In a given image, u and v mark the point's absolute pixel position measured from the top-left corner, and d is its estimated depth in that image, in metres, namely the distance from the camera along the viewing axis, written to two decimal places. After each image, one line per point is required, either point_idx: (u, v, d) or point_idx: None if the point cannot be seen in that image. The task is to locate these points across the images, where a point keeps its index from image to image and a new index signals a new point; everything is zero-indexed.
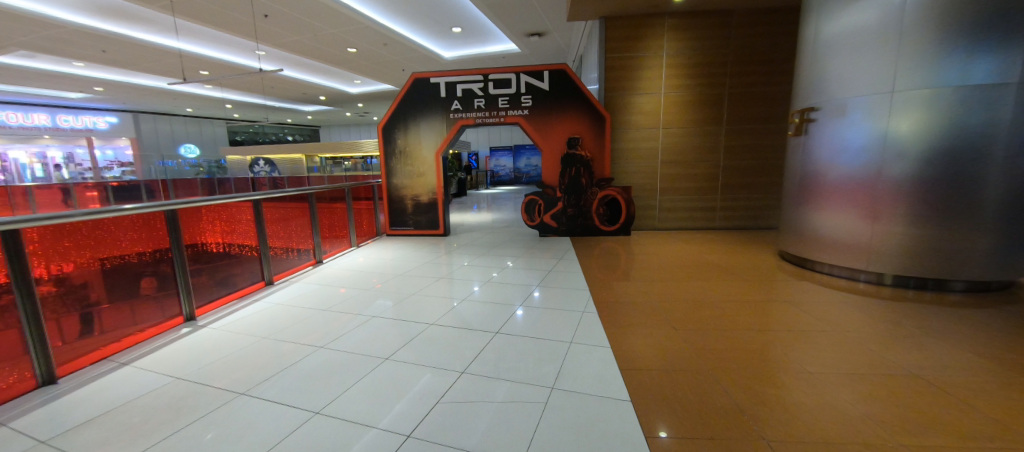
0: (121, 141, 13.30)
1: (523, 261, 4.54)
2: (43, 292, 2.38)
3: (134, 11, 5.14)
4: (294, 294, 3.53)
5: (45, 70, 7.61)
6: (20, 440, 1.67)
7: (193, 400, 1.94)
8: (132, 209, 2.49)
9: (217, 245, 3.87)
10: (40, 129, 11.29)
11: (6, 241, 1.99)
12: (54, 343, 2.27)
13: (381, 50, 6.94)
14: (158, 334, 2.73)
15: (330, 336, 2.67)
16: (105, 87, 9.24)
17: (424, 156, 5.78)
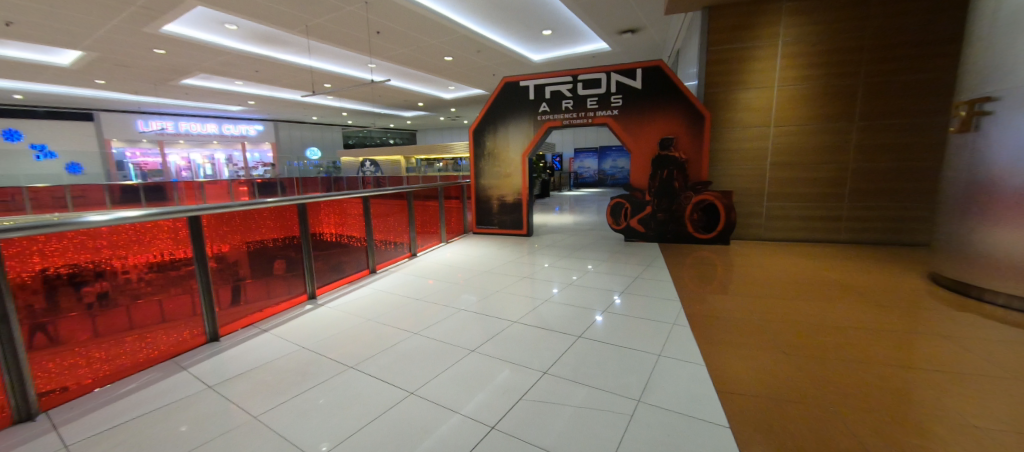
0: (265, 146, 15.95)
1: (606, 266, 4.41)
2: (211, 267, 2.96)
3: (280, 37, 6.13)
4: (392, 283, 3.90)
5: (217, 89, 9.50)
6: (195, 383, 2.11)
7: (313, 369, 2.25)
8: (273, 202, 2.98)
9: (330, 236, 4.16)
10: (211, 136, 14.26)
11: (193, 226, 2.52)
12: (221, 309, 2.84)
13: (475, 56, 7.29)
14: (288, 308, 3.24)
15: (422, 324, 2.89)
16: (256, 101, 11.19)
17: (511, 157, 5.94)
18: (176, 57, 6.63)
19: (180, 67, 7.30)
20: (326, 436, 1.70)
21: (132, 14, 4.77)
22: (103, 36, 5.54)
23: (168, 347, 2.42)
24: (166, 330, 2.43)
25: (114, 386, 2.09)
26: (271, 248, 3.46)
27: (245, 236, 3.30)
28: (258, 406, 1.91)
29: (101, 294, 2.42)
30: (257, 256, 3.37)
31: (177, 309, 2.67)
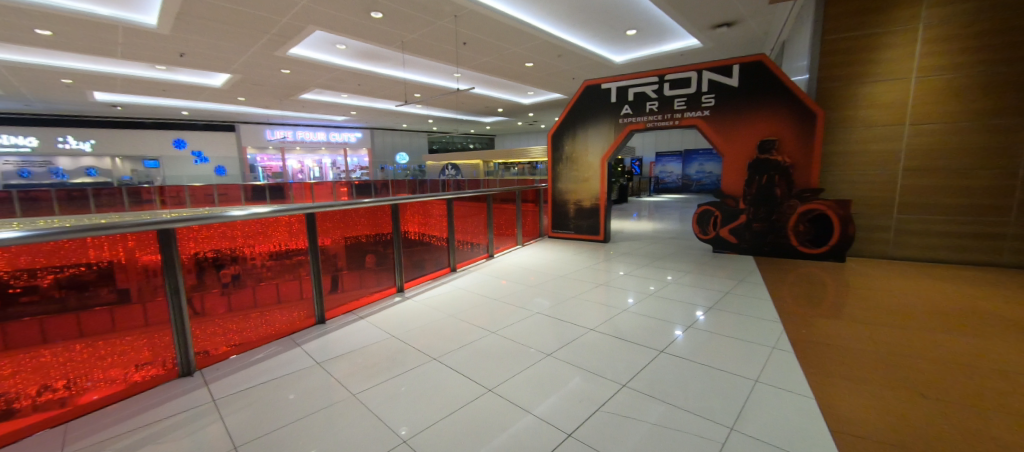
0: (363, 151, 17.62)
1: (690, 278, 4.11)
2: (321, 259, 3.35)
3: (381, 53, 6.77)
4: (471, 282, 4.07)
5: (327, 101, 10.80)
6: (305, 359, 2.42)
7: (402, 356, 2.44)
8: (371, 202, 3.29)
9: (415, 234, 4.20)
10: (320, 143, 16.10)
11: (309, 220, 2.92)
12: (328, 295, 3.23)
13: (556, 61, 7.31)
14: (379, 298, 3.57)
15: (498, 324, 2.97)
16: (357, 111, 12.51)
17: (590, 162, 5.84)
18: (297, 75, 7.68)
19: (300, 84, 8.46)
20: (413, 422, 1.83)
21: (267, 40, 5.65)
22: (245, 61, 6.64)
23: (284, 325, 2.81)
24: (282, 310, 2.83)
25: (244, 355, 2.48)
26: (364, 243, 3.66)
27: (341, 231, 3.47)
28: (356, 385, 2.13)
29: (234, 275, 2.73)
30: (352, 249, 3.56)
31: (290, 291, 3.00)
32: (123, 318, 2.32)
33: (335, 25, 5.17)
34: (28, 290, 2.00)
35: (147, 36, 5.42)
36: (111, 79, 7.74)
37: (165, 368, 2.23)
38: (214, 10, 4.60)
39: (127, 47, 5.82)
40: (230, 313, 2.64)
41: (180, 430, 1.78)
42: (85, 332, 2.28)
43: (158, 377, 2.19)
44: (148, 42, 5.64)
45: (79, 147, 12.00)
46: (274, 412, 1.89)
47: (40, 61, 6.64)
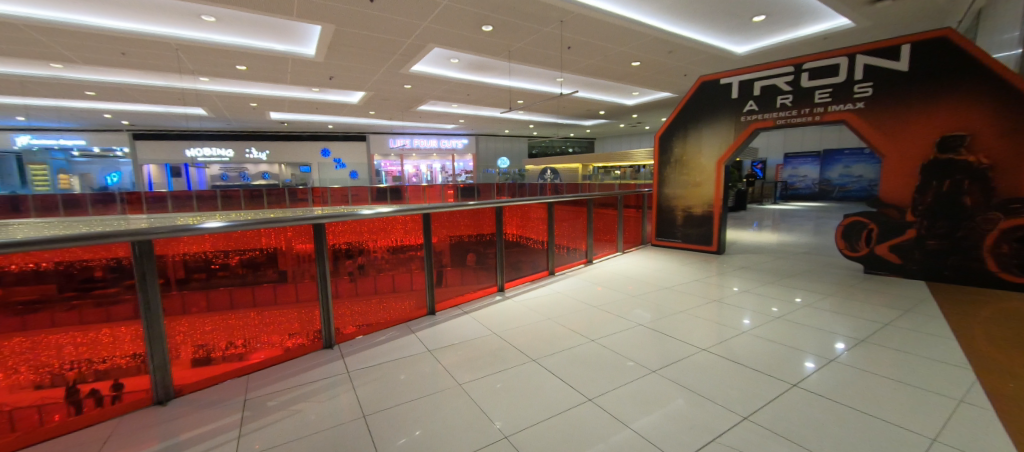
0: (468, 157, 18.82)
1: (830, 301, 3.46)
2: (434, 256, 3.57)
3: (490, 63, 7.18)
4: (569, 287, 4.04)
5: (440, 112, 11.81)
6: (418, 346, 2.66)
7: (503, 353, 2.54)
8: (477, 205, 3.46)
9: (513, 236, 4.14)
10: (432, 149, 17.75)
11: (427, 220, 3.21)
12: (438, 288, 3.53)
13: (666, 58, 6.86)
14: (482, 296, 3.77)
15: (596, 331, 2.89)
16: (465, 119, 13.42)
17: (703, 165, 5.34)
18: (417, 89, 8.57)
19: (419, 97, 9.41)
20: (512, 420, 1.87)
21: (395, 60, 6.41)
22: (377, 79, 7.65)
23: (396, 314, 3.14)
24: (396, 298, 3.15)
25: (370, 336, 2.84)
26: (466, 242, 3.69)
27: (448, 230, 3.55)
28: (463, 375, 2.27)
29: (358, 266, 3.01)
30: (455, 249, 3.61)
31: (404, 282, 3.21)
32: (278, 295, 2.77)
33: (451, 41, 5.63)
34: (222, 267, 2.77)
35: (307, 64, 6.59)
36: (282, 101, 9.62)
37: (309, 340, 2.66)
38: (356, 37, 5.37)
39: (294, 74, 7.17)
40: (356, 297, 2.92)
41: (323, 394, 2.10)
42: (254, 301, 2.85)
43: (301, 347, 2.61)
44: (308, 69, 6.85)
45: (258, 156, 15.14)
46: (395, 389, 2.13)
47: (238, 90, 8.57)
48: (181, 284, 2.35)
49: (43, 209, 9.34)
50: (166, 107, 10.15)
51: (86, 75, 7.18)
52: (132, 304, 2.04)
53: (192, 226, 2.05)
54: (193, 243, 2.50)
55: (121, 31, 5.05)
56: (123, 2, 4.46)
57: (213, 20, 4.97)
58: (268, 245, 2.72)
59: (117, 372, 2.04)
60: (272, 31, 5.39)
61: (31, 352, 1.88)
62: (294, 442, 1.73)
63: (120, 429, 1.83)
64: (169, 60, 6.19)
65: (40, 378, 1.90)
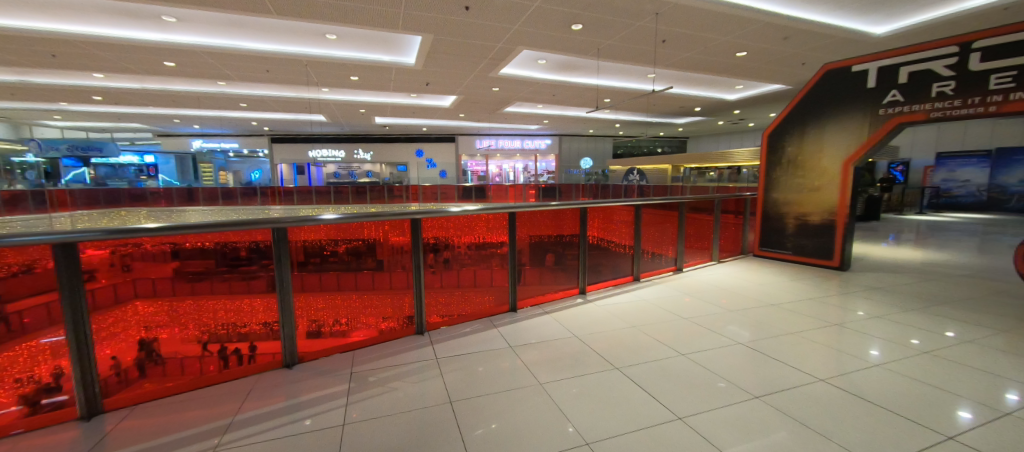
0: (551, 157, 18.81)
1: (1002, 339, 2.75)
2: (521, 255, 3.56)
3: (578, 63, 7.10)
4: (655, 294, 3.81)
5: (525, 113, 12.00)
6: (499, 341, 2.74)
7: (583, 357, 2.50)
8: (559, 205, 3.43)
9: (595, 238, 3.98)
10: (516, 149, 18.17)
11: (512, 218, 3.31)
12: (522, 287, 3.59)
13: (779, 45, 6.08)
14: (563, 297, 3.75)
15: (686, 345, 2.68)
16: (549, 120, 13.47)
17: (825, 166, 4.64)
18: (505, 91, 8.82)
19: (505, 99, 9.70)
20: (593, 427, 1.82)
21: (485, 64, 6.66)
22: (468, 83, 8.06)
23: (477, 309, 3.25)
24: (477, 292, 3.26)
25: (457, 327, 3.01)
26: (546, 243, 3.64)
27: (528, 230, 3.51)
28: (545, 375, 2.28)
29: (447, 260, 3.14)
30: (535, 248, 3.58)
31: (484, 278, 3.31)
32: (376, 280, 3.01)
33: (540, 43, 5.68)
34: (333, 255, 2.91)
35: (407, 72, 7.16)
36: (384, 107, 10.63)
37: (401, 326, 2.89)
38: (451, 44, 5.70)
39: (396, 82, 7.89)
40: (441, 288, 3.07)
41: (415, 376, 2.28)
42: (354, 286, 2.96)
43: (394, 330, 2.86)
44: (409, 77, 7.48)
45: (364, 156, 17.02)
46: (479, 380, 2.22)
47: (351, 98, 9.70)
48: (302, 266, 2.58)
49: (210, 199, 11.89)
50: (296, 114, 11.91)
51: (241, 90, 8.74)
52: (267, 279, 2.42)
53: (314, 218, 2.38)
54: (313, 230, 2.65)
55: (265, 51, 6.03)
56: (270, 27, 5.32)
57: (335, 38, 5.69)
58: (369, 235, 2.97)
59: (252, 337, 2.46)
60: (380, 44, 6.00)
61: (191, 313, 2.31)
62: (390, 416, 1.91)
63: (260, 384, 2.20)
64: (301, 74, 7.24)
65: (198, 333, 2.34)
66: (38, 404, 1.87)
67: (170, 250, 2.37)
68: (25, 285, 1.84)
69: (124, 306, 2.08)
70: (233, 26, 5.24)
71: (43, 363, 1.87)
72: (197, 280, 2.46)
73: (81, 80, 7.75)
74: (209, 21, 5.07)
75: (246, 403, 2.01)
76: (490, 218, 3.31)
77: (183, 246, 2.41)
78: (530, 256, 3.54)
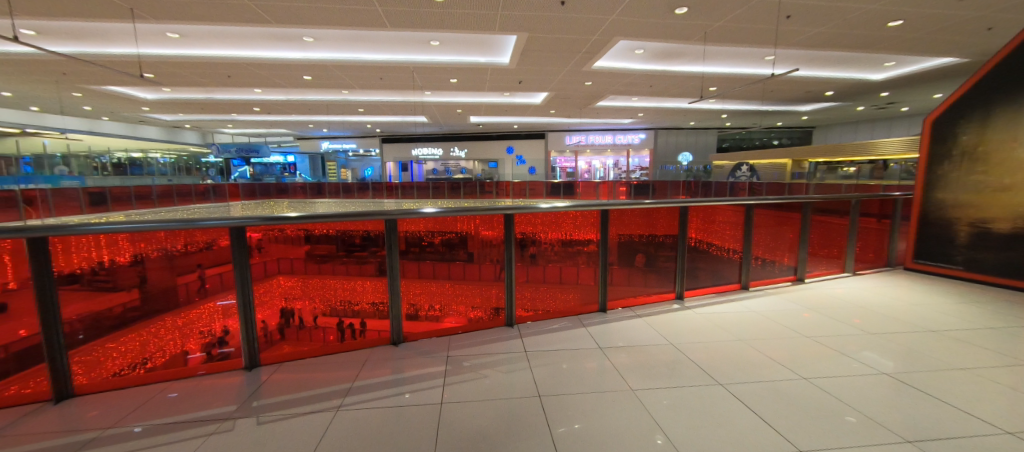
0: (644, 152, 17.56)
1: None
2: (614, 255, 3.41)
3: (681, 50, 6.59)
4: (767, 306, 3.37)
5: (617, 107, 11.52)
6: (588, 341, 2.68)
7: (679, 366, 2.33)
8: (655, 203, 3.24)
9: (696, 239, 3.65)
10: (607, 144, 17.54)
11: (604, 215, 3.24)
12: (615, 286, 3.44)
13: (953, 8, 4.87)
14: (659, 301, 3.51)
15: (808, 367, 2.33)
16: (644, 113, 12.76)
17: (1019, 159, 3.64)
18: (597, 85, 8.58)
19: (598, 93, 9.43)
20: (690, 442, 1.70)
21: (579, 58, 6.54)
22: (561, 79, 8.02)
23: (562, 307, 3.22)
24: (562, 289, 3.24)
25: (547, 322, 3.02)
26: (636, 242, 3.45)
27: (620, 228, 3.36)
28: (637, 381, 2.18)
29: (537, 255, 3.17)
30: (624, 248, 3.41)
31: (570, 276, 3.28)
32: (467, 273, 3.01)
33: (639, 31, 5.39)
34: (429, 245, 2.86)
35: (501, 72, 7.38)
36: (479, 106, 11.13)
37: (488, 317, 3.00)
38: (545, 41, 5.72)
39: (491, 82, 8.19)
40: (527, 282, 3.12)
41: (507, 366, 2.35)
42: (448, 276, 2.94)
43: (480, 320, 2.97)
44: (502, 76, 7.72)
45: (460, 154, 18.10)
46: (568, 378, 2.21)
47: (450, 99, 10.37)
48: (408, 255, 2.78)
49: (334, 193, 13.75)
50: (402, 117, 13.13)
51: (359, 97, 9.93)
52: (376, 264, 2.72)
53: (419, 211, 2.59)
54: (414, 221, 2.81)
55: (380, 61, 6.75)
56: (384, 39, 5.94)
57: (438, 44, 6.12)
58: (462, 229, 2.95)
59: (362, 315, 2.72)
60: (479, 46, 6.28)
61: (318, 290, 2.68)
62: (482, 401, 2.01)
63: (372, 357, 2.48)
64: (408, 80, 7.96)
65: (323, 308, 2.70)
66: (214, 354, 2.37)
67: (303, 235, 2.62)
68: (209, 257, 2.35)
69: (271, 280, 2.54)
70: (356, 40, 5.96)
71: (216, 321, 2.38)
72: (323, 262, 2.72)
73: (245, 95, 9.56)
74: (337, 38, 5.84)
75: (362, 371, 2.29)
76: (578, 215, 3.25)
77: (315, 231, 2.64)
78: (622, 256, 3.39)
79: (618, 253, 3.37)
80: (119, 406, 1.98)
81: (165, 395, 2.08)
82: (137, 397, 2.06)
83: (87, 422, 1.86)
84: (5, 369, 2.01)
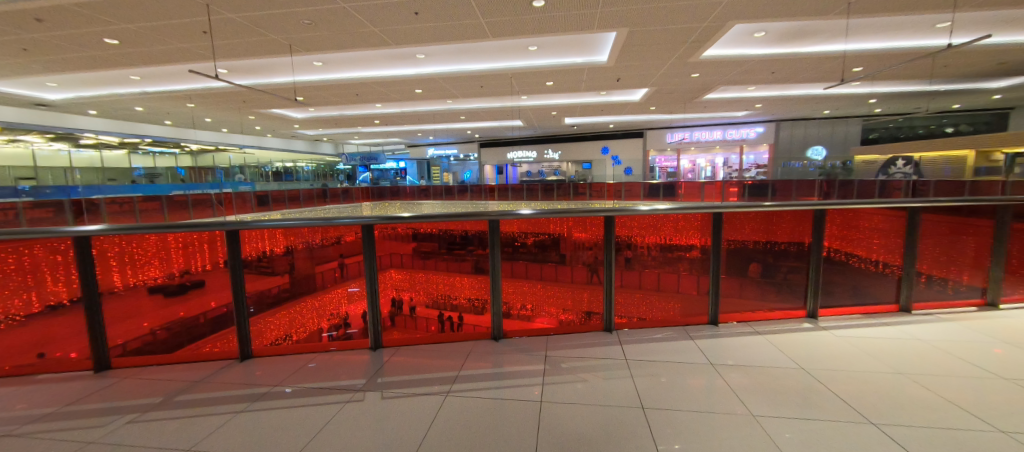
0: (761, 147, 15.61)
1: None
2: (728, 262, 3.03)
3: (814, 27, 5.67)
4: (938, 334, 2.70)
5: (730, 98, 10.37)
6: (697, 355, 2.46)
7: (811, 396, 2.01)
8: (781, 205, 2.82)
9: (833, 248, 3.10)
10: (715, 141, 15.82)
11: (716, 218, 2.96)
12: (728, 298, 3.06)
13: None
14: (784, 318, 3.04)
15: (1010, 419, 1.80)
16: (763, 103, 11.28)
17: None
18: (705, 76, 7.85)
19: (707, 85, 8.62)
20: None
21: (686, 49, 6.07)
22: (664, 73, 7.53)
23: (661, 316, 3.00)
24: (661, 297, 3.03)
25: (649, 331, 2.85)
26: (750, 250, 3.06)
27: (734, 233, 3.01)
28: (757, 406, 1.94)
29: (637, 259, 3.02)
30: (736, 255, 3.04)
31: (669, 283, 3.07)
32: (559, 274, 3.01)
33: (760, 12, 4.78)
34: (525, 246, 2.92)
35: (598, 71, 7.22)
36: (574, 107, 11.04)
37: (579, 320, 2.94)
38: (649, 34, 5.43)
39: (588, 82, 8.06)
40: (623, 288, 2.98)
41: (606, 372, 2.29)
42: (541, 276, 2.96)
43: (572, 323, 2.93)
44: (600, 75, 7.53)
45: (553, 156, 18.21)
46: (674, 393, 2.06)
47: (546, 102, 10.47)
48: (507, 254, 2.88)
49: (438, 195, 14.95)
50: (499, 122, 13.67)
51: (462, 105, 10.63)
52: (474, 262, 2.89)
53: (518, 212, 2.66)
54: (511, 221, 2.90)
55: (481, 70, 7.14)
56: (487, 49, 6.26)
57: (536, 48, 6.22)
58: (554, 230, 2.95)
59: (461, 309, 2.88)
60: (577, 46, 6.23)
61: (423, 284, 2.87)
62: (581, 405, 1.98)
63: (474, 349, 2.63)
64: (507, 86, 8.26)
65: (426, 300, 2.89)
66: (342, 334, 2.75)
67: (412, 233, 2.88)
68: (342, 250, 2.74)
69: (384, 273, 2.79)
70: (461, 53, 6.40)
71: (346, 305, 2.76)
72: (427, 258, 2.94)
73: (369, 110, 10.95)
74: (445, 52, 6.33)
75: (466, 362, 2.45)
76: (679, 218, 3.03)
77: (421, 230, 2.87)
78: (736, 264, 3.04)
79: (731, 260, 3.03)
80: (278, 369, 2.43)
81: (308, 364, 2.49)
82: (290, 365, 2.49)
83: (259, 379, 2.32)
84: (202, 332, 2.60)
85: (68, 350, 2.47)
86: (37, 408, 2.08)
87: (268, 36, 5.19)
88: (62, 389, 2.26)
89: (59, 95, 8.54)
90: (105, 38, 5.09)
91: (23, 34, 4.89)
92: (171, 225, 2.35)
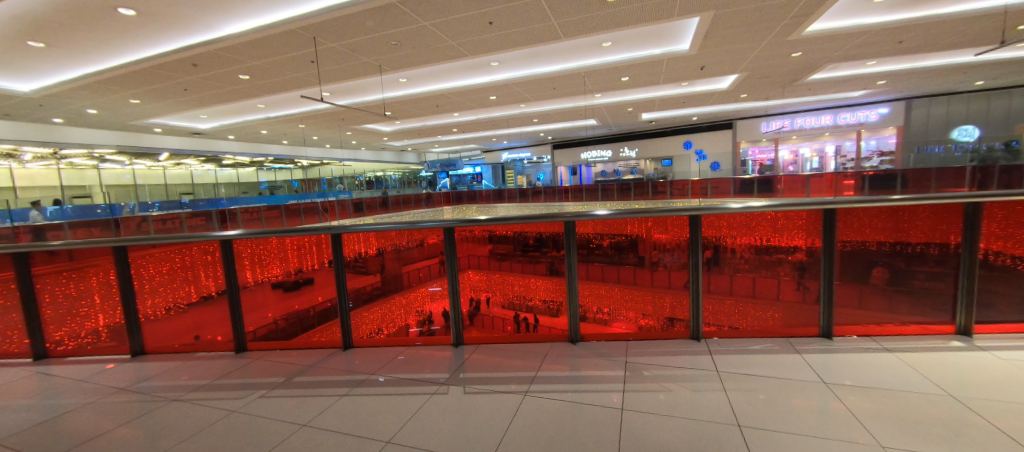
0: (886, 132, 13.19)
1: None
2: (842, 268, 2.60)
3: None
4: None
5: (842, 77, 8.98)
6: (805, 372, 2.16)
7: (964, 431, 1.64)
8: (913, 200, 2.37)
9: (993, 251, 2.49)
10: (824, 128, 13.81)
11: (826, 217, 2.58)
12: (847, 308, 2.61)
13: None
14: (924, 334, 2.53)
15: None
16: (888, 79, 9.57)
17: None
18: (810, 54, 6.89)
19: (811, 64, 7.57)
20: None
21: (784, 26, 5.42)
22: (756, 56, 6.80)
23: (758, 326, 2.70)
24: (756, 305, 2.73)
25: (744, 342, 2.58)
26: (871, 252, 2.61)
27: (851, 232, 2.60)
28: (887, 435, 1.64)
29: (726, 262, 2.75)
30: (854, 258, 2.61)
31: (767, 289, 2.75)
32: (639, 277, 2.88)
33: None
34: (600, 249, 2.85)
35: (679, 60, 6.74)
36: (652, 102, 10.49)
37: (661, 326, 2.77)
38: (738, 15, 4.93)
39: (667, 74, 7.61)
40: (712, 294, 2.74)
41: (692, 383, 2.13)
42: (618, 279, 2.85)
43: (653, 329, 2.77)
44: (680, 65, 7.05)
45: (630, 154, 17.59)
46: (777, 413, 1.83)
47: (621, 98, 10.09)
48: (585, 256, 2.83)
49: (513, 197, 15.31)
50: (573, 122, 13.52)
51: (534, 108, 10.76)
52: (548, 264, 2.89)
53: (593, 214, 2.58)
54: (587, 223, 2.84)
55: (552, 72, 7.12)
56: (560, 50, 6.26)
57: (609, 44, 6.08)
58: (632, 232, 2.83)
59: (535, 311, 2.90)
60: (654, 38, 5.91)
61: (499, 285, 2.95)
62: (664, 416, 1.87)
63: (552, 351, 2.64)
64: (579, 86, 8.16)
65: (502, 300, 2.96)
66: (427, 330, 2.94)
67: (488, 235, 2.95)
68: (424, 251, 2.96)
69: (463, 273, 2.92)
70: (534, 56, 6.47)
71: (429, 304, 2.96)
72: (502, 260, 2.95)
73: (449, 119, 11.60)
74: (518, 58, 6.47)
75: (544, 363, 2.46)
76: (780, 216, 2.68)
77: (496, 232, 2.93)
78: (851, 266, 2.61)
79: (845, 263, 2.61)
80: (373, 360, 2.68)
81: (398, 356, 2.71)
82: (382, 356, 2.73)
83: (358, 367, 2.59)
84: (311, 323, 2.97)
85: (216, 334, 3.02)
86: (196, 380, 2.56)
87: (362, 60, 5.79)
88: (212, 365, 2.75)
89: (208, 125, 10.43)
90: (239, 75, 6.12)
91: (184, 77, 6.09)
92: (288, 230, 2.73)
